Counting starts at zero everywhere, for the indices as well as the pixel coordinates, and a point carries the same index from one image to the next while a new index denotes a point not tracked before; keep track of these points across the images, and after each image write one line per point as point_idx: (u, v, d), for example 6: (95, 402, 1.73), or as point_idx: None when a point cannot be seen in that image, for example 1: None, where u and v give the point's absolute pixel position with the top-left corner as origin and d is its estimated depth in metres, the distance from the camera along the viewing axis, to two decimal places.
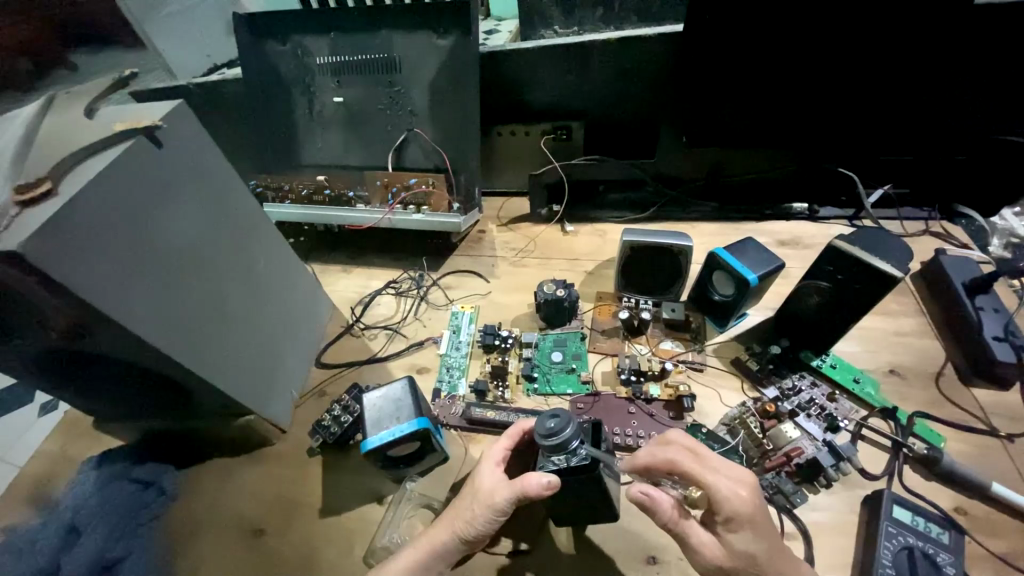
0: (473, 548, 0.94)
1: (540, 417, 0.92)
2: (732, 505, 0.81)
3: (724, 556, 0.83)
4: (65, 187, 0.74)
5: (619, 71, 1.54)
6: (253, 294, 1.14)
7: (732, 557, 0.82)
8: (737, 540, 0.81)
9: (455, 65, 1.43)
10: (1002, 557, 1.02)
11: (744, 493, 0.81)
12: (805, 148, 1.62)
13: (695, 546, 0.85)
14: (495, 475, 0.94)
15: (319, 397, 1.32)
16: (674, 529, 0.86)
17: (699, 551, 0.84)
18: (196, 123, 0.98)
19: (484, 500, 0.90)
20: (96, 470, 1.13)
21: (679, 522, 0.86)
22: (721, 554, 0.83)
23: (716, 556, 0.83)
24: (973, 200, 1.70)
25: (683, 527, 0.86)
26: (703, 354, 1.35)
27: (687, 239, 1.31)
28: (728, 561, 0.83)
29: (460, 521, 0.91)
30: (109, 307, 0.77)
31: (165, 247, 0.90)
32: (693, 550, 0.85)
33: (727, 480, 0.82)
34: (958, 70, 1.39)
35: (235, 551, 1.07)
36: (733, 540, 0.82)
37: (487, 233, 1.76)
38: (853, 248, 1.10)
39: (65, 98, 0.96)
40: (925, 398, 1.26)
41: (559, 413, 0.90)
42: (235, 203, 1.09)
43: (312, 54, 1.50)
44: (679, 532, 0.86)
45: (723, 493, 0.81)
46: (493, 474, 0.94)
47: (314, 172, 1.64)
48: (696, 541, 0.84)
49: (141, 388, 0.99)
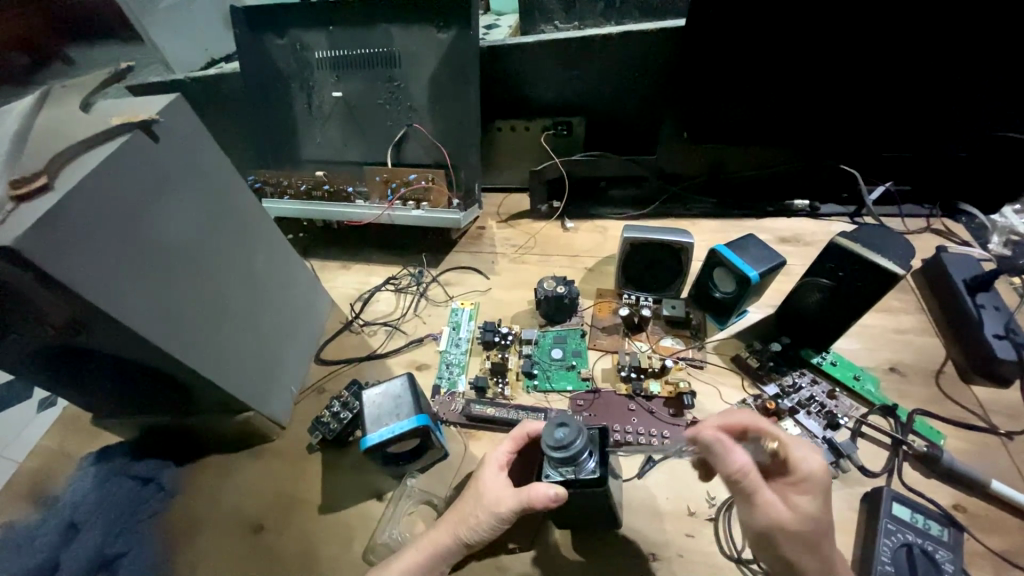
0: (476, 549, 0.94)
1: (547, 424, 0.89)
2: (806, 472, 0.79)
3: (791, 516, 0.77)
4: (60, 182, 0.73)
5: (620, 66, 1.54)
6: (252, 290, 1.13)
7: (801, 520, 0.77)
8: (810, 502, 0.77)
9: (456, 60, 1.43)
10: (1000, 554, 1.02)
11: (824, 469, 0.79)
12: (806, 145, 1.62)
13: (764, 502, 0.77)
14: (498, 478, 0.93)
15: (318, 393, 1.32)
16: (746, 481, 0.77)
17: (767, 510, 0.77)
18: (193, 116, 0.97)
19: (489, 505, 0.89)
20: (94, 467, 1.13)
21: (752, 475, 0.78)
22: (789, 514, 0.77)
23: (783, 517, 0.77)
24: (973, 198, 1.70)
25: (754, 482, 0.77)
26: (703, 351, 1.35)
27: (688, 236, 1.30)
28: (795, 526, 0.76)
29: (462, 525, 0.90)
30: (107, 303, 0.77)
31: (163, 242, 0.89)
32: (756, 508, 0.78)
33: (807, 448, 0.81)
34: (961, 67, 1.39)
35: (235, 547, 1.07)
36: (803, 503, 0.78)
37: (487, 229, 1.75)
38: (854, 245, 1.10)
39: (62, 91, 0.96)
40: (925, 395, 1.25)
41: (568, 423, 0.88)
42: (234, 198, 1.08)
43: (310, 48, 1.49)
44: (749, 487, 0.77)
45: (806, 458, 0.80)
46: (497, 478, 0.93)
47: (313, 168, 1.63)
48: (767, 498, 0.77)
49: (140, 385, 0.99)
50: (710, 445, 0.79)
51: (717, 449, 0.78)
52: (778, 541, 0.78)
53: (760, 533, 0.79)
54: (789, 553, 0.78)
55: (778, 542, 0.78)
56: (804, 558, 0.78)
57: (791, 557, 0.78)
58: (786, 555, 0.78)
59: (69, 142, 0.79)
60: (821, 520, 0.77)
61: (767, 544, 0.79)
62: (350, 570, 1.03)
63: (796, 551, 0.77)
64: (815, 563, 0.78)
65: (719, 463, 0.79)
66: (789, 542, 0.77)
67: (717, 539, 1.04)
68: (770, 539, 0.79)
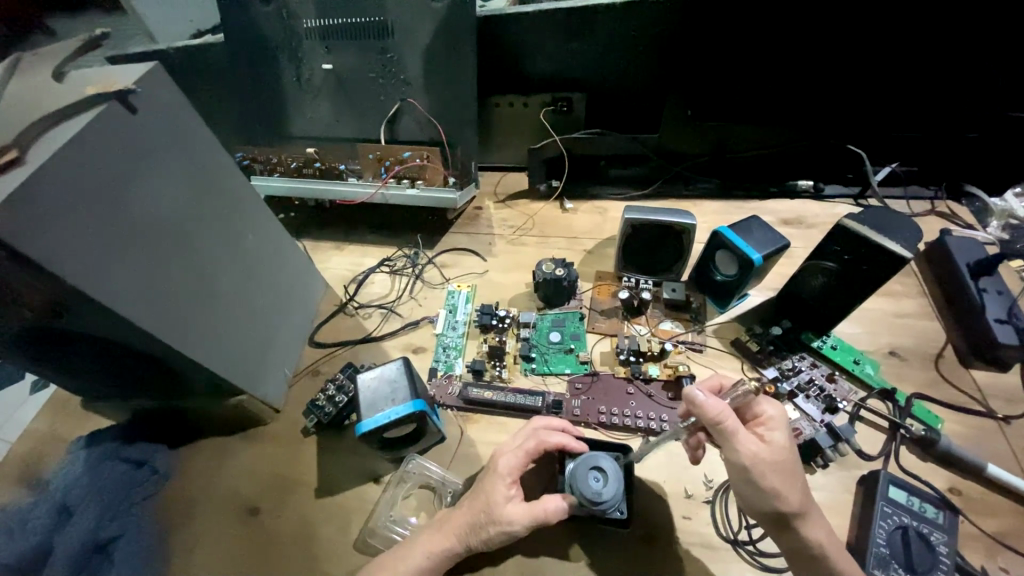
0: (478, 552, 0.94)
1: (582, 470, 0.95)
2: (770, 412, 0.88)
3: (767, 451, 0.83)
4: (33, 156, 0.70)
5: (622, 38, 1.47)
6: (241, 270, 1.10)
7: (776, 453, 0.83)
8: (781, 436, 0.85)
9: (452, 30, 1.37)
10: (993, 536, 1.03)
11: (784, 410, 0.89)
12: (811, 123, 1.58)
13: (743, 439, 0.83)
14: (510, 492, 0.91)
15: (313, 376, 1.30)
16: (727, 421, 0.83)
17: (746, 445, 0.83)
18: (174, 87, 0.92)
19: (498, 522, 0.88)
20: (86, 450, 1.11)
21: (730, 419, 0.84)
22: (765, 449, 0.83)
23: (760, 452, 0.83)
24: (978, 180, 1.68)
25: (733, 423, 0.83)
26: (703, 335, 1.33)
27: (690, 216, 1.27)
28: (772, 457, 0.83)
29: (473, 536, 0.90)
30: (87, 285, 0.74)
31: (146, 221, 0.86)
32: (737, 445, 0.83)
33: (766, 398, 0.92)
34: (971, 40, 1.35)
35: (230, 528, 1.07)
36: (774, 436, 0.85)
37: (484, 210, 1.71)
38: (863, 227, 1.07)
39: (33, 60, 0.91)
40: (923, 379, 1.25)
41: (603, 470, 0.95)
42: (220, 174, 1.04)
43: (297, 16, 1.41)
44: (729, 428, 0.83)
45: (766, 403, 0.90)
46: (505, 491, 0.91)
47: (303, 145, 1.58)
48: (745, 436, 0.83)
49: (129, 368, 0.96)
50: (692, 394, 0.83)
51: (698, 396, 0.83)
52: (764, 475, 0.82)
53: (743, 471, 0.83)
54: (774, 486, 0.82)
55: (762, 476, 0.82)
56: (785, 490, 0.82)
57: (774, 493, 0.82)
58: (770, 488, 0.82)
59: (42, 114, 0.75)
60: (790, 453, 0.85)
61: (749, 480, 0.83)
62: (346, 552, 1.03)
63: (778, 483, 0.81)
64: (794, 493, 0.82)
65: (700, 410, 0.83)
66: (769, 473, 0.82)
67: (714, 521, 1.04)
68: (750, 477, 0.83)
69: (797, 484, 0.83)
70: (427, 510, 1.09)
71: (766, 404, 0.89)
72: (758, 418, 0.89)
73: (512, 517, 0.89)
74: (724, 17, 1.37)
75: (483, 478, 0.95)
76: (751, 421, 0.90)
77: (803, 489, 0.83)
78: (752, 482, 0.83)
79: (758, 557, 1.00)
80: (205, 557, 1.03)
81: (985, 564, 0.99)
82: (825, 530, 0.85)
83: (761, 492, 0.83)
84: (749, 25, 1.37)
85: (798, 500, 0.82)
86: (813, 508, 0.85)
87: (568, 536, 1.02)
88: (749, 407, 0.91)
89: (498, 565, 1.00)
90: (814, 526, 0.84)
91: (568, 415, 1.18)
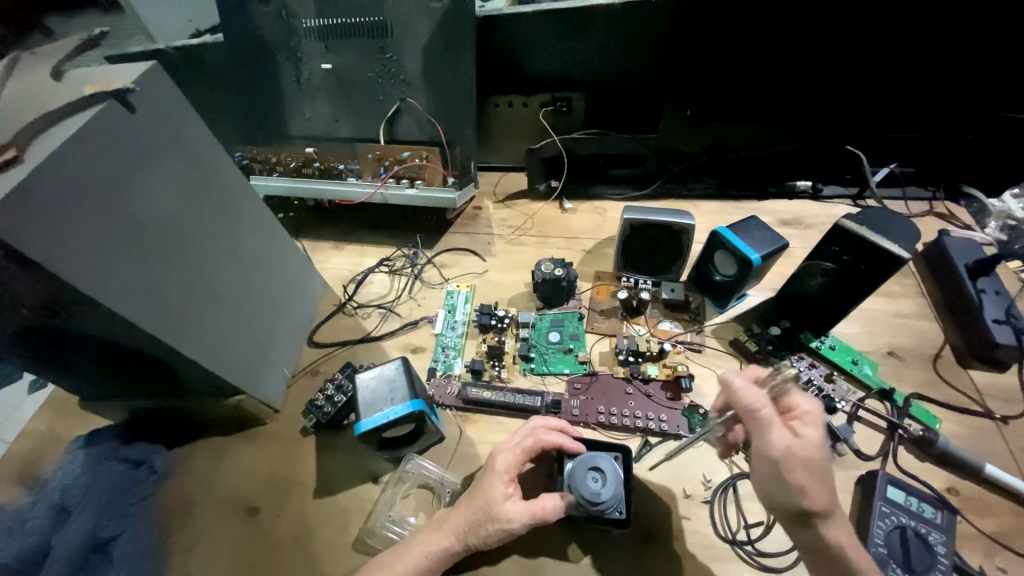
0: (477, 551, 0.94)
1: (581, 469, 0.95)
2: (806, 407, 0.85)
3: (800, 446, 0.81)
4: (31, 155, 0.70)
5: (621, 38, 1.47)
6: (240, 269, 1.10)
7: (808, 448, 0.81)
8: (814, 431, 0.82)
9: (452, 30, 1.37)
10: (991, 536, 1.03)
11: (820, 406, 0.86)
12: (809, 124, 1.58)
13: (776, 432, 0.82)
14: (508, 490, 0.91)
15: (311, 375, 1.30)
16: (761, 412, 0.83)
17: (779, 437, 0.81)
18: (172, 86, 0.92)
19: (497, 522, 0.88)
20: (84, 450, 1.10)
21: (766, 409, 0.84)
22: (798, 443, 0.81)
23: (793, 446, 0.81)
24: (976, 181, 1.68)
25: (768, 413, 0.83)
26: (702, 335, 1.33)
27: (689, 216, 1.28)
28: (806, 453, 0.80)
29: (472, 535, 0.90)
30: (85, 284, 0.74)
31: (145, 220, 0.85)
32: (769, 437, 0.82)
33: (804, 392, 0.89)
34: (970, 41, 1.35)
35: (228, 528, 1.06)
36: (807, 431, 0.83)
37: (483, 210, 1.71)
38: (859, 227, 1.08)
39: (31, 59, 0.91)
40: (921, 379, 1.25)
41: (601, 471, 0.95)
42: (218, 174, 1.04)
43: (297, 16, 1.41)
44: (764, 418, 0.83)
45: (803, 397, 0.87)
46: (504, 490, 0.91)
47: (303, 145, 1.58)
48: (779, 429, 0.82)
49: (127, 367, 0.96)
50: (729, 379, 0.86)
51: (734, 381, 0.85)
52: (792, 470, 0.79)
53: (773, 464, 0.81)
54: (799, 482, 0.79)
55: (790, 471, 0.80)
56: (813, 488, 0.79)
57: (799, 489, 0.80)
58: (796, 484, 0.79)
59: (41, 113, 0.75)
60: (824, 450, 0.82)
61: (778, 475, 0.81)
62: (345, 552, 1.03)
63: (807, 480, 0.79)
64: (821, 493, 0.79)
65: (737, 396, 0.85)
66: (799, 470, 0.79)
67: (713, 521, 1.04)
68: (780, 471, 0.81)
69: (825, 485, 0.80)
70: (426, 510, 1.09)
71: (802, 398, 0.87)
72: (792, 412, 0.87)
73: (511, 515, 0.88)
74: (722, 18, 1.37)
75: (481, 478, 0.95)
76: (784, 414, 0.88)
77: (830, 489, 0.80)
78: (780, 476, 0.81)
79: (757, 557, 1.00)
80: (204, 557, 1.03)
81: (983, 565, 1.00)
82: (846, 529, 0.83)
83: (788, 486, 0.80)
84: (748, 25, 1.37)
85: (823, 500, 0.80)
86: (839, 509, 0.82)
87: (566, 536, 1.02)
88: (784, 399, 0.89)
89: (497, 565, 1.00)
90: (835, 526, 0.82)
91: (567, 415, 1.18)
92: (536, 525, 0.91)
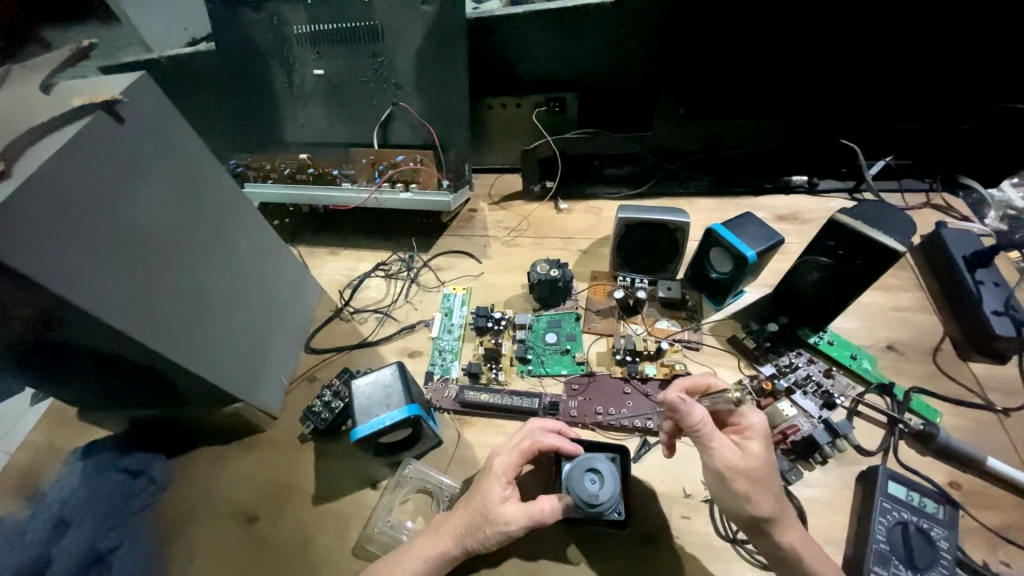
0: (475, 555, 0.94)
1: (579, 472, 0.95)
2: (751, 421, 0.87)
3: (743, 458, 0.83)
4: (19, 169, 0.70)
5: (612, 36, 1.46)
6: (234, 278, 1.10)
7: (750, 460, 0.84)
8: (757, 445, 0.85)
9: (443, 33, 1.36)
10: (994, 530, 1.02)
11: (768, 421, 0.88)
12: (804, 119, 1.58)
13: (719, 447, 0.84)
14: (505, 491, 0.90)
15: (309, 381, 1.30)
16: (706, 430, 0.84)
17: (722, 452, 0.83)
18: (162, 97, 0.92)
19: (495, 524, 0.88)
20: (83, 461, 1.11)
21: (709, 426, 0.85)
22: (739, 456, 0.84)
23: (735, 460, 0.83)
24: (975, 171, 1.67)
25: (712, 430, 0.84)
26: (699, 333, 1.33)
27: (684, 214, 1.27)
28: (746, 465, 0.83)
29: (470, 538, 0.90)
30: (75, 296, 0.74)
31: (136, 231, 0.85)
32: (713, 452, 0.84)
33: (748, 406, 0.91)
34: (963, 29, 1.34)
35: (228, 538, 1.06)
36: (751, 445, 0.85)
37: (478, 212, 1.71)
38: (856, 223, 1.07)
39: (21, 72, 0.91)
40: (921, 372, 1.25)
41: (599, 471, 0.95)
42: (211, 184, 1.04)
43: (289, 23, 1.41)
44: (707, 434, 0.84)
45: (750, 411, 0.89)
46: (501, 493, 0.90)
47: (297, 151, 1.58)
48: (722, 443, 0.84)
49: (122, 378, 0.96)
50: (675, 401, 0.83)
51: (681, 402, 0.83)
52: (734, 480, 0.83)
53: (716, 476, 0.84)
54: (743, 489, 0.82)
55: (734, 482, 0.83)
56: (769, 495, 0.82)
57: (755, 496, 0.82)
58: (741, 492, 0.82)
59: (27, 127, 0.75)
60: (765, 462, 0.85)
61: (723, 485, 0.84)
62: (346, 558, 1.03)
63: (750, 489, 0.82)
64: (766, 500, 0.83)
65: (684, 415, 0.83)
66: (741, 479, 0.82)
67: (713, 521, 1.03)
68: (723, 482, 0.84)
69: (773, 492, 0.84)
70: (424, 515, 1.09)
71: (750, 413, 0.89)
72: (738, 425, 0.89)
73: (509, 517, 0.88)
74: (714, 13, 1.36)
75: (480, 480, 0.94)
76: (730, 427, 0.90)
77: (776, 494, 0.83)
78: (725, 486, 0.84)
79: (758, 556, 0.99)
80: (204, 567, 1.03)
81: (986, 559, 0.99)
82: (798, 531, 0.86)
83: (735, 496, 0.83)
84: (740, 20, 1.36)
85: (772, 507, 0.83)
86: (788, 514, 0.85)
87: (565, 537, 1.02)
88: (732, 413, 0.90)
89: (497, 567, 0.99)
90: (797, 529, 0.85)
91: (565, 416, 1.17)
92: (534, 528, 0.91)
